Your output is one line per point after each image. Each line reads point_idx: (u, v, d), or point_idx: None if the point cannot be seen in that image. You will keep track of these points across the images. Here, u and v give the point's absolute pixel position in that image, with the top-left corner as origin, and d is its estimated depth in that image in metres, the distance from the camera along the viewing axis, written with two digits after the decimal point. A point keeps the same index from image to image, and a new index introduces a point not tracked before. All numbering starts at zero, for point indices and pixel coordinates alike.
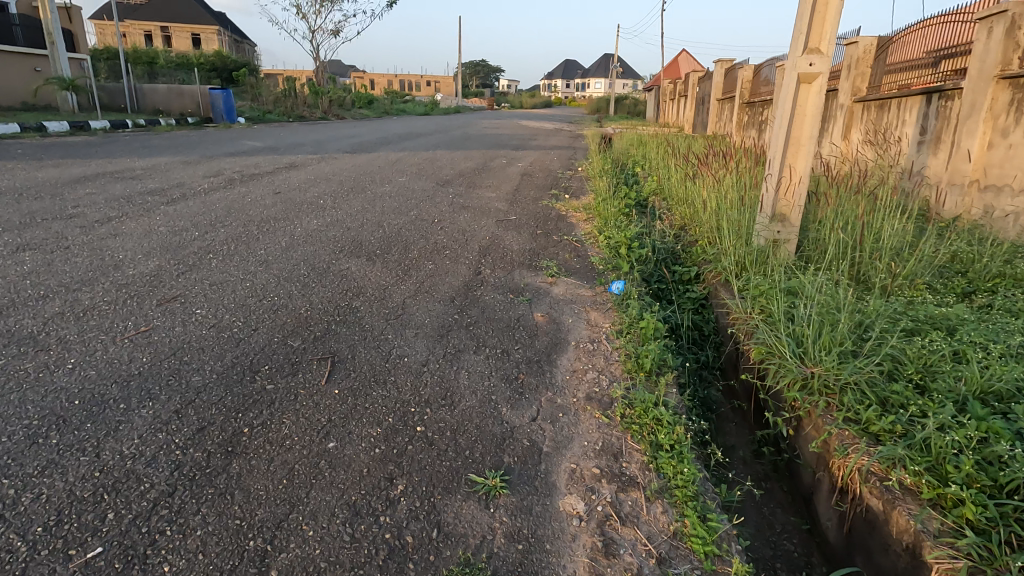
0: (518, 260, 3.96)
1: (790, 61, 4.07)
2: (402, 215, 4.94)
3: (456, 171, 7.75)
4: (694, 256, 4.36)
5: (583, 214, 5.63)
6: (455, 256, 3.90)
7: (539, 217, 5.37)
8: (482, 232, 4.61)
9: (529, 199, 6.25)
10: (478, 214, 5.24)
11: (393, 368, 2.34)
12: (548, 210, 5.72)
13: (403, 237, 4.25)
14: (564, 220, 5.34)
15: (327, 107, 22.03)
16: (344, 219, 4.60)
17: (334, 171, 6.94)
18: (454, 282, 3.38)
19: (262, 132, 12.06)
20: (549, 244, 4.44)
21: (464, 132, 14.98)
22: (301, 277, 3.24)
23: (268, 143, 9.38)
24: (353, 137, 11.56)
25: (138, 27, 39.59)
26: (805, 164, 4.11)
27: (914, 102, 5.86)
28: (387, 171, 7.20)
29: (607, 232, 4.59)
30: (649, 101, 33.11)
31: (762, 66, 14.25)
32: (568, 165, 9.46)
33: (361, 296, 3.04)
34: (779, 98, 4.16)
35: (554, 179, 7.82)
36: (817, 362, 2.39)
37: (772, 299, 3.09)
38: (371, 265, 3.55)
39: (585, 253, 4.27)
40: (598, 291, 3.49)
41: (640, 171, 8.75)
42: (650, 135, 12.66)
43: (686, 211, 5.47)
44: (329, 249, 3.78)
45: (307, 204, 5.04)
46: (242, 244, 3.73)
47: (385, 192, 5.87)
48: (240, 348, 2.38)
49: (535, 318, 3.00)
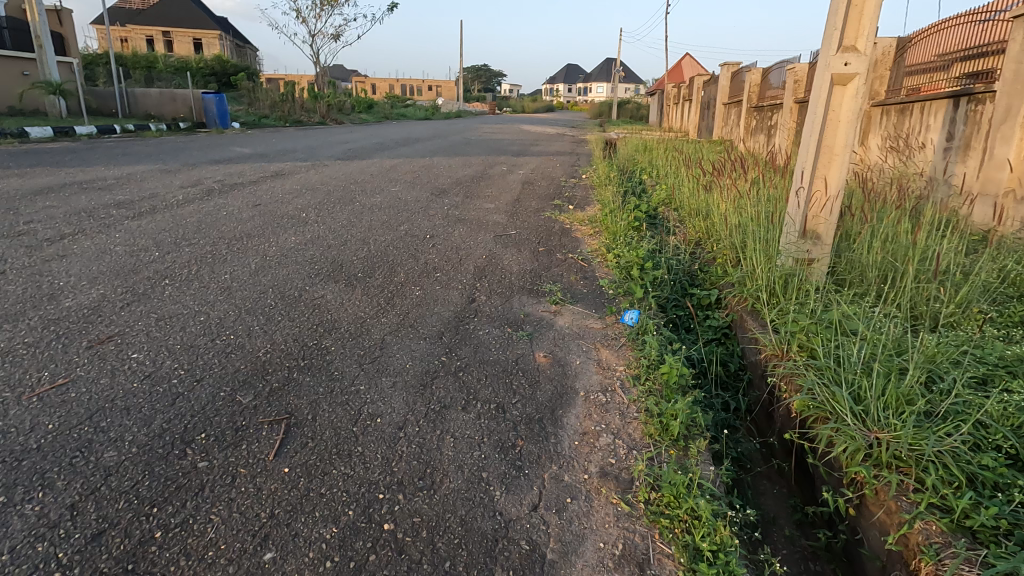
0: (518, 284, 3.52)
1: (823, 60, 3.64)
2: (391, 229, 4.51)
3: (454, 179, 7.32)
4: (714, 277, 3.92)
5: (588, 227, 5.21)
6: (447, 280, 3.46)
7: (541, 231, 4.94)
8: (479, 249, 4.18)
9: (530, 210, 5.83)
10: (474, 228, 4.81)
11: (362, 434, 1.90)
12: (550, 223, 5.29)
13: (389, 256, 3.82)
14: (568, 234, 4.91)
15: (325, 112, 21.66)
16: (326, 235, 4.17)
17: (323, 180, 6.52)
18: (445, 314, 2.94)
19: (254, 137, 11.67)
20: (552, 264, 4.00)
21: (464, 137, 14.60)
22: (267, 308, 2.81)
23: (258, 149, 8.99)
24: (348, 143, 11.18)
25: (138, 31, 39.40)
26: (839, 174, 3.66)
27: (939, 106, 5.38)
28: (380, 179, 6.78)
29: (618, 250, 4.16)
30: (653, 106, 32.77)
31: (771, 69, 13.83)
32: (571, 172, 9.04)
33: (334, 334, 2.60)
34: (811, 101, 3.74)
35: (557, 188, 7.39)
36: (883, 426, 1.95)
37: (814, 336, 2.64)
38: (350, 293, 3.12)
39: (592, 274, 3.84)
40: (608, 323, 3.05)
41: (648, 179, 8.31)
42: (655, 141, 12.24)
43: (702, 224, 5.03)
44: (304, 272, 3.35)
45: (287, 218, 4.62)
46: (205, 267, 3.30)
47: (375, 204, 5.45)
48: (174, 409, 1.94)
49: (537, 359, 2.56)
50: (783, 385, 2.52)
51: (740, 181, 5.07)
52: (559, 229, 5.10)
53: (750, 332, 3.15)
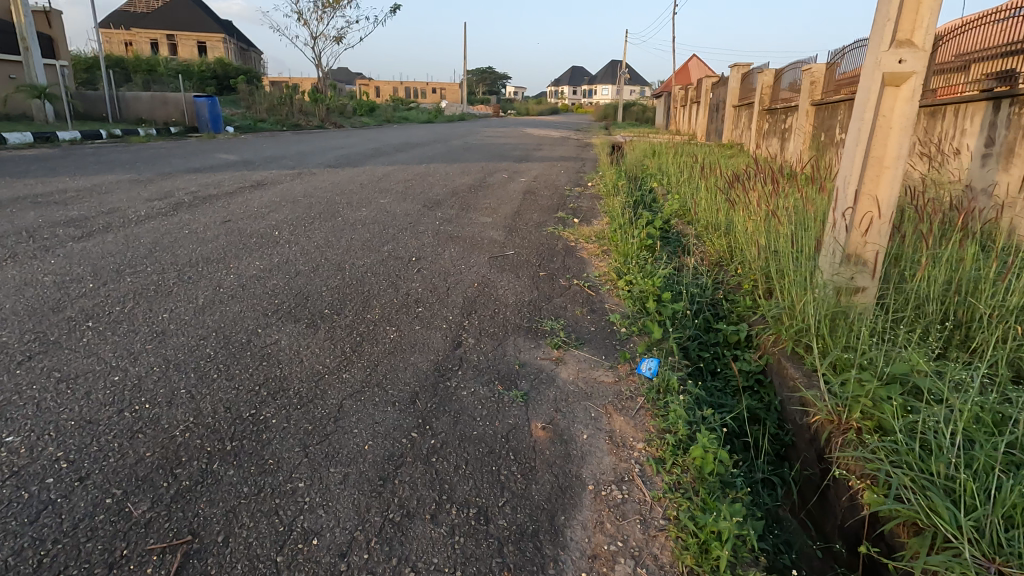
0: (514, 320, 2.98)
1: (872, 57, 3.10)
2: (372, 250, 3.99)
3: (450, 188, 6.81)
4: (743, 310, 3.38)
5: (595, 245, 4.69)
6: (429, 316, 2.94)
7: (542, 250, 4.42)
8: (470, 274, 3.66)
9: (531, 224, 5.31)
10: (467, 248, 4.28)
11: (287, 569, 1.38)
12: (553, 241, 4.76)
13: (366, 286, 3.31)
14: (572, 255, 4.38)
15: (324, 115, 21.22)
16: (296, 258, 3.67)
17: (307, 190, 6.02)
18: (423, 367, 2.41)
19: (246, 143, 11.20)
20: (554, 292, 3.47)
21: (465, 141, 14.13)
22: (202, 360, 2.29)
23: (245, 156, 8.52)
24: (342, 148, 10.71)
25: (141, 34, 39.19)
26: (890, 190, 3.13)
27: (977, 108, 4.66)
28: (370, 189, 6.28)
29: (631, 276, 3.63)
30: (659, 108, 32.28)
31: (784, 69, 13.26)
32: (576, 179, 8.52)
33: (281, 398, 2.09)
34: (856, 105, 3.21)
35: (560, 198, 6.85)
36: (1008, 555, 1.42)
37: (881, 401, 2.10)
38: (311, 337, 2.60)
39: (600, 307, 3.30)
40: (621, 375, 2.52)
41: (659, 188, 7.76)
42: (664, 146, 11.72)
43: (723, 243, 4.50)
44: (258, 309, 2.84)
45: (257, 237, 4.11)
46: (142, 303, 2.79)
47: (359, 218, 4.94)
48: (33, 532, 1.42)
49: (533, 432, 2.03)
50: (847, 466, 1.99)
51: (767, 193, 4.52)
52: (562, 248, 4.57)
53: (793, 383, 2.61)
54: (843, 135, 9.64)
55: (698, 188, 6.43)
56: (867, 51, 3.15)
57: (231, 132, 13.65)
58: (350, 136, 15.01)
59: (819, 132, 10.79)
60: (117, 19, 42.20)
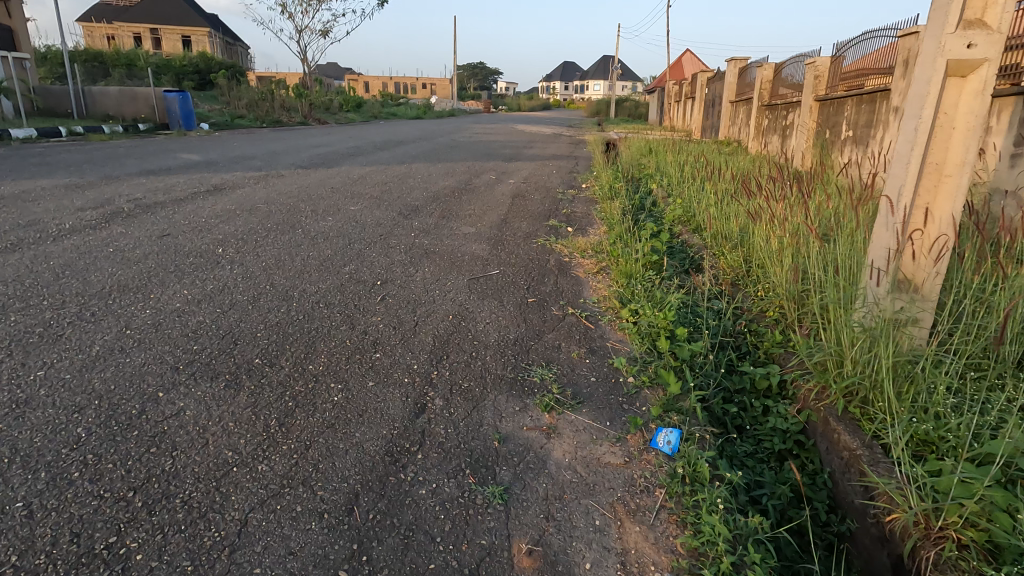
0: (495, 370, 2.38)
1: (933, 38, 2.38)
2: (329, 272, 3.38)
3: (432, 192, 6.20)
4: (772, 347, 2.81)
5: (591, 261, 4.12)
6: (387, 367, 2.34)
7: (530, 268, 3.84)
8: (444, 303, 3.06)
9: (519, 235, 4.73)
10: (442, 267, 3.68)
11: None
12: (542, 256, 4.17)
13: (313, 323, 2.69)
14: (566, 274, 3.78)
15: (307, 110, 20.49)
16: (235, 285, 3.05)
17: (270, 196, 5.40)
18: (371, 449, 1.81)
19: (217, 141, 10.51)
20: (544, 327, 2.88)
21: (453, 138, 13.51)
22: (64, 449, 1.68)
23: (210, 155, 7.86)
24: (320, 147, 10.05)
25: (122, 28, 38.09)
26: (953, 206, 2.40)
27: (1005, 102, 3.87)
28: (341, 194, 5.67)
29: (638, 305, 3.05)
30: (653, 104, 31.75)
31: (785, 63, 12.72)
32: (568, 180, 7.93)
33: (161, 512, 1.48)
34: (911, 99, 2.49)
35: (552, 203, 6.25)
36: None
37: (995, 510, 1.53)
38: (226, 402, 1.99)
39: (601, 348, 2.71)
40: (632, 451, 1.94)
41: (659, 190, 7.18)
42: (661, 143, 11.16)
43: (740, 259, 3.96)
44: (166, 360, 2.22)
45: (194, 255, 3.49)
46: (17, 355, 2.18)
47: (323, 229, 4.34)
48: None
49: (515, 561, 1.45)
50: None
51: (791, 202, 3.94)
52: (553, 265, 3.97)
53: (851, 456, 2.06)
54: (851, 132, 9.11)
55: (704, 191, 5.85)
56: (927, 34, 2.43)
57: (204, 129, 12.93)
58: (331, 133, 14.33)
59: (824, 129, 10.26)
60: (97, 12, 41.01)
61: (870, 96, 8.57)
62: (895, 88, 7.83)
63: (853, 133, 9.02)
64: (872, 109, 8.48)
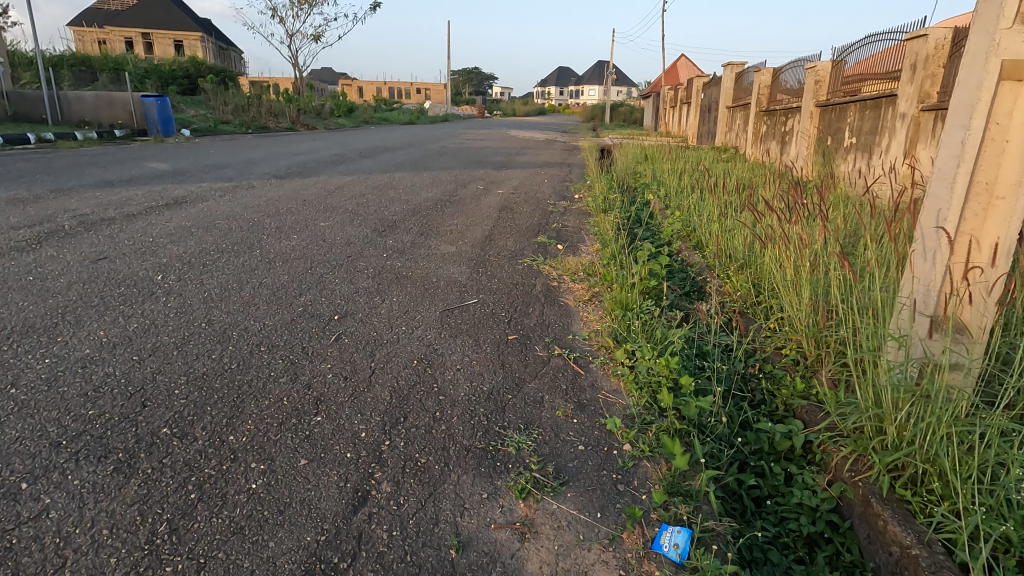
0: (462, 437, 1.95)
1: (983, 34, 1.88)
2: (280, 304, 2.94)
3: (413, 205, 5.77)
4: (793, 398, 2.40)
5: (582, 285, 3.70)
6: (328, 435, 1.90)
7: (513, 295, 3.41)
8: (410, 344, 2.62)
9: (504, 254, 4.31)
10: (413, 296, 3.24)
11: None
12: (528, 279, 3.73)
13: (248, 373, 2.25)
14: (554, 302, 3.35)
15: (295, 116, 20.04)
16: (164, 324, 2.60)
17: (234, 210, 4.95)
18: (285, 570, 1.38)
19: (194, 148, 10.05)
20: (526, 374, 2.45)
21: (443, 145, 13.13)
22: None
23: (181, 164, 7.40)
24: (302, 154, 9.61)
25: (112, 32, 37.58)
26: (1006, 232, 1.86)
27: None
28: (313, 208, 5.22)
29: (636, 345, 2.63)
30: (648, 110, 31.54)
31: (784, 68, 12.38)
32: (560, 190, 7.53)
33: None
34: (952, 108, 1.98)
35: (542, 216, 5.83)
36: None
37: None
38: (108, 497, 1.55)
39: (592, 402, 2.29)
40: (631, 559, 1.52)
41: (656, 202, 6.77)
42: (657, 150, 10.78)
43: (749, 287, 3.55)
44: (46, 433, 1.77)
45: (127, 284, 3.05)
46: None
47: (284, 249, 3.91)
48: None
49: None
50: None
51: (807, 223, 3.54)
52: (540, 290, 3.55)
53: (904, 555, 1.65)
54: (855, 139, 8.76)
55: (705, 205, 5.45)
56: (975, 27, 1.93)
57: (184, 135, 12.46)
58: (317, 139, 13.89)
59: (825, 136, 9.91)
60: (86, 16, 40.47)
61: (875, 101, 8.22)
62: (901, 94, 7.48)
63: (857, 140, 8.66)
64: (877, 115, 8.13)
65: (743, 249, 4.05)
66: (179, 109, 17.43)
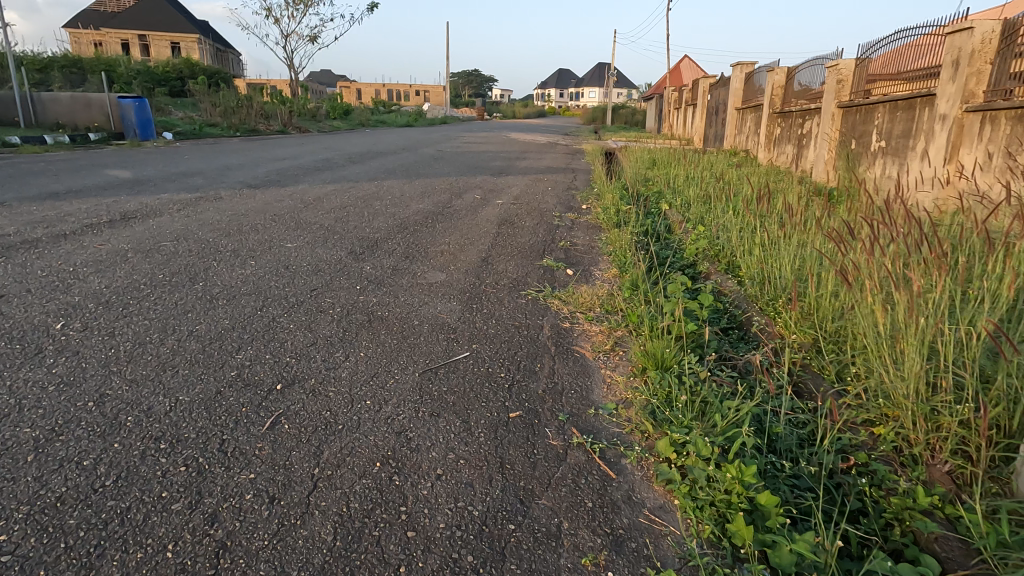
0: None
1: None
2: (207, 367, 2.21)
3: (400, 219, 5.06)
4: (914, 518, 1.69)
5: (599, 328, 2.99)
6: None
7: (513, 343, 2.70)
8: (374, 431, 1.90)
9: (503, 282, 3.61)
10: (387, 349, 2.52)
11: None
12: (533, 320, 3.01)
13: (124, 497, 1.52)
14: (569, 353, 2.64)
15: (287, 118, 19.35)
16: (34, 404, 1.88)
17: (189, 228, 4.24)
18: None
19: (171, 153, 9.37)
20: (534, 482, 1.73)
21: (439, 149, 12.46)
22: None
23: (146, 171, 6.70)
24: (286, 159, 8.93)
25: (106, 34, 36.95)
26: None
27: None
28: (283, 224, 4.52)
29: (686, 429, 1.93)
30: (650, 112, 30.88)
31: (800, 67, 11.69)
32: (566, 200, 6.84)
33: None
34: None
35: (547, 232, 5.11)
36: None
37: None
38: None
39: (632, 533, 1.57)
40: None
41: (674, 215, 6.05)
42: (667, 154, 10.09)
43: (812, 334, 2.85)
44: None
45: (13, 336, 2.34)
46: None
47: (235, 279, 3.20)
48: None
49: None
50: None
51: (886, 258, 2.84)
52: (549, 336, 2.83)
53: None
54: (884, 143, 8.04)
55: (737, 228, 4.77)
56: None
57: (165, 139, 11.77)
58: (307, 142, 13.19)
59: (849, 139, 9.20)
60: (79, 18, 39.84)
61: (908, 102, 7.49)
62: (940, 93, 6.70)
63: (887, 144, 7.94)
64: (910, 116, 7.41)
65: (796, 285, 3.38)
66: (165, 112, 16.75)
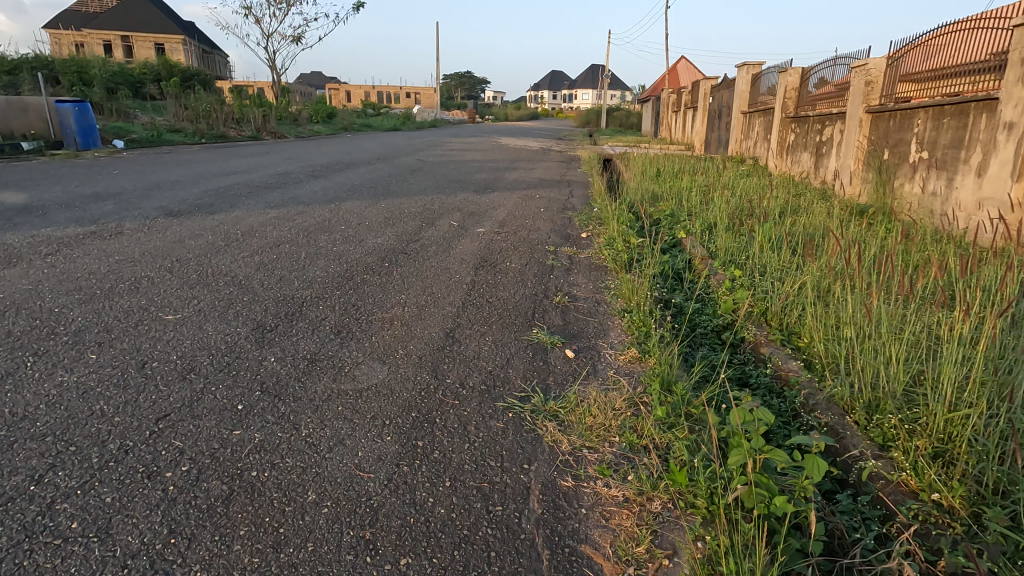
0: None
1: None
2: None
3: (346, 263, 3.88)
4: None
5: (621, 488, 1.81)
6: None
7: (468, 550, 1.52)
8: None
9: (467, 380, 2.42)
10: None
11: None
12: (512, 476, 1.83)
13: None
14: (574, 570, 1.49)
15: (262, 123, 18.16)
16: None
17: (39, 288, 3.06)
18: None
19: (106, 166, 8.16)
20: None
21: (421, 158, 11.33)
22: None
23: (48, 193, 5.50)
24: (237, 174, 7.74)
25: (83, 34, 35.51)
26: None
27: None
28: (180, 278, 3.35)
29: None
30: (646, 115, 29.82)
31: (817, 67, 10.52)
32: (560, 226, 5.69)
33: None
34: None
35: (537, 278, 3.95)
36: None
37: None
38: None
39: None
40: None
41: (697, 248, 4.87)
42: (674, 164, 8.95)
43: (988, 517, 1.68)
44: None
45: None
46: None
47: (36, 398, 2.01)
48: None
49: None
50: None
51: None
52: (538, 519, 1.66)
53: None
54: (927, 154, 6.77)
55: (791, 279, 3.58)
56: None
57: (113, 148, 10.60)
58: (275, 151, 11.99)
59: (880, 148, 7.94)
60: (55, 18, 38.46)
61: (958, 106, 6.25)
62: (1004, 97, 5.53)
63: (930, 156, 6.68)
64: (961, 124, 6.18)
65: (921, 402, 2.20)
66: (130, 117, 15.53)
